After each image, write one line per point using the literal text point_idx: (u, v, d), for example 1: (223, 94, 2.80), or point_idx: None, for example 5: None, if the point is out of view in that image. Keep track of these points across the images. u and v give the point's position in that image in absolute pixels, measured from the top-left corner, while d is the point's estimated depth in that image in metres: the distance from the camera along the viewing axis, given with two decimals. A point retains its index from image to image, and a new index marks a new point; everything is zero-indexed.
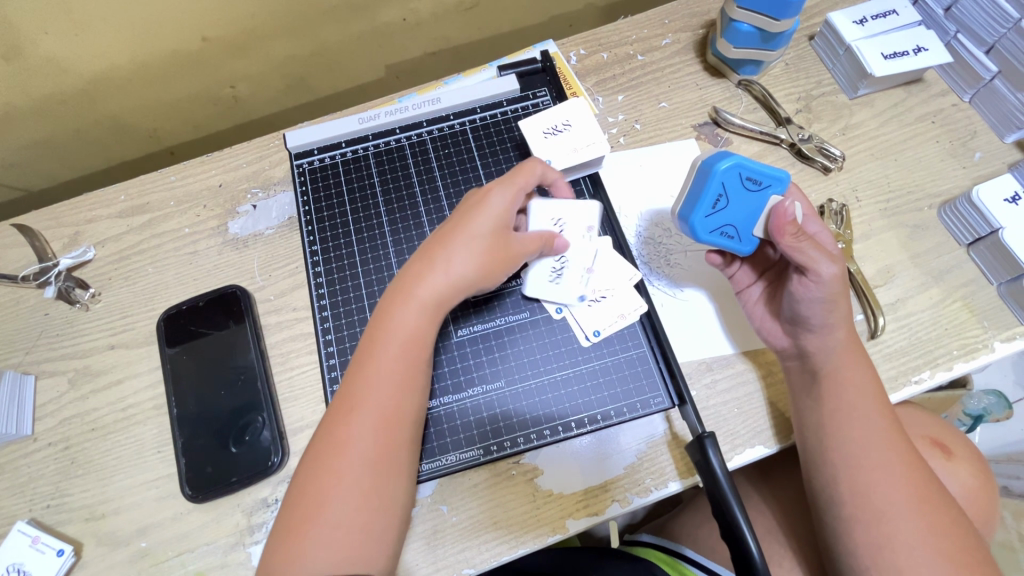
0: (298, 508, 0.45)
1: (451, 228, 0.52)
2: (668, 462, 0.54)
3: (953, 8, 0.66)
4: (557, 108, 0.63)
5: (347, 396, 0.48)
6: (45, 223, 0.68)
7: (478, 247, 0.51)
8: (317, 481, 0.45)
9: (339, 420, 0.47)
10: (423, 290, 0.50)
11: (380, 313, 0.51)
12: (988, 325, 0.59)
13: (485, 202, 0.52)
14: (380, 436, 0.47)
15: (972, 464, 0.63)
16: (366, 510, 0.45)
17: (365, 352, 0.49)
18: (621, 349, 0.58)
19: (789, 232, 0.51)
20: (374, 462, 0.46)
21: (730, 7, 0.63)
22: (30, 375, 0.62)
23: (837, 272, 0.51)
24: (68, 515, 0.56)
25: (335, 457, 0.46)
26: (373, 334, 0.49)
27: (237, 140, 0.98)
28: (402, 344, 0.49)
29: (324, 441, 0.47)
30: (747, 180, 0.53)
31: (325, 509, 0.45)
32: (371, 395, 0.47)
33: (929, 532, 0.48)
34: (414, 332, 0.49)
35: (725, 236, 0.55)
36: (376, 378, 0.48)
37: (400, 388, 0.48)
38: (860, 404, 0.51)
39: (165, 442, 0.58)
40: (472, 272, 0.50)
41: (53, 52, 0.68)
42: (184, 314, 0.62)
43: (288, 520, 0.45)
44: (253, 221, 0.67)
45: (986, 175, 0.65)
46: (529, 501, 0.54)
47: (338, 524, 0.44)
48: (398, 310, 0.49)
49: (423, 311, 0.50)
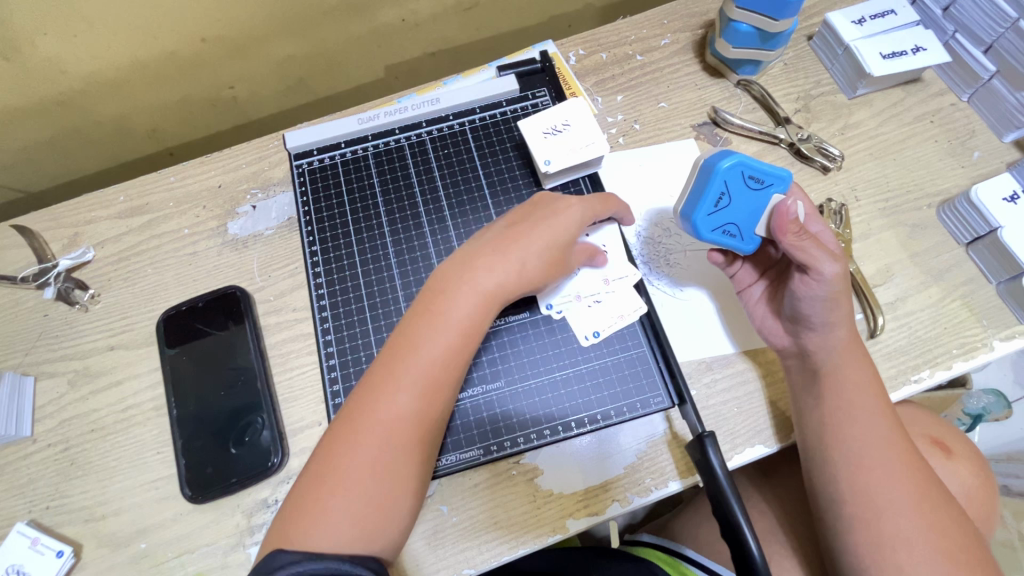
0: (321, 481, 0.45)
1: (523, 225, 0.54)
2: (669, 462, 0.54)
3: (951, 7, 0.66)
4: (557, 108, 0.62)
5: (396, 371, 0.48)
6: (44, 224, 0.68)
7: (548, 252, 0.53)
8: (355, 453, 0.45)
9: (387, 394, 0.47)
10: (487, 280, 0.51)
11: (437, 292, 0.51)
12: (987, 324, 0.59)
13: (566, 211, 0.55)
14: (427, 419, 0.48)
15: (971, 462, 0.63)
16: (396, 489, 0.45)
17: (419, 331, 0.49)
18: (621, 349, 0.58)
19: (791, 231, 0.51)
20: (414, 443, 0.47)
21: (729, 7, 0.63)
22: (30, 377, 0.61)
23: (840, 271, 0.51)
24: (67, 517, 0.56)
25: (380, 432, 0.46)
26: (429, 313, 0.50)
27: (236, 141, 0.98)
28: (460, 330, 0.49)
29: (368, 414, 0.46)
30: (749, 179, 0.53)
31: (357, 482, 0.44)
32: (422, 375, 0.48)
33: (929, 530, 0.48)
34: (469, 321, 0.50)
35: (727, 234, 0.55)
36: (429, 360, 0.48)
37: (450, 376, 0.49)
38: (861, 402, 0.51)
39: (165, 443, 0.58)
40: (535, 273, 0.53)
41: (52, 53, 0.68)
42: (183, 314, 0.62)
43: (309, 491, 0.45)
44: (252, 221, 0.67)
45: (984, 174, 0.65)
46: (529, 501, 0.54)
47: (367, 502, 0.44)
48: (460, 294, 0.50)
49: (483, 301, 0.50)
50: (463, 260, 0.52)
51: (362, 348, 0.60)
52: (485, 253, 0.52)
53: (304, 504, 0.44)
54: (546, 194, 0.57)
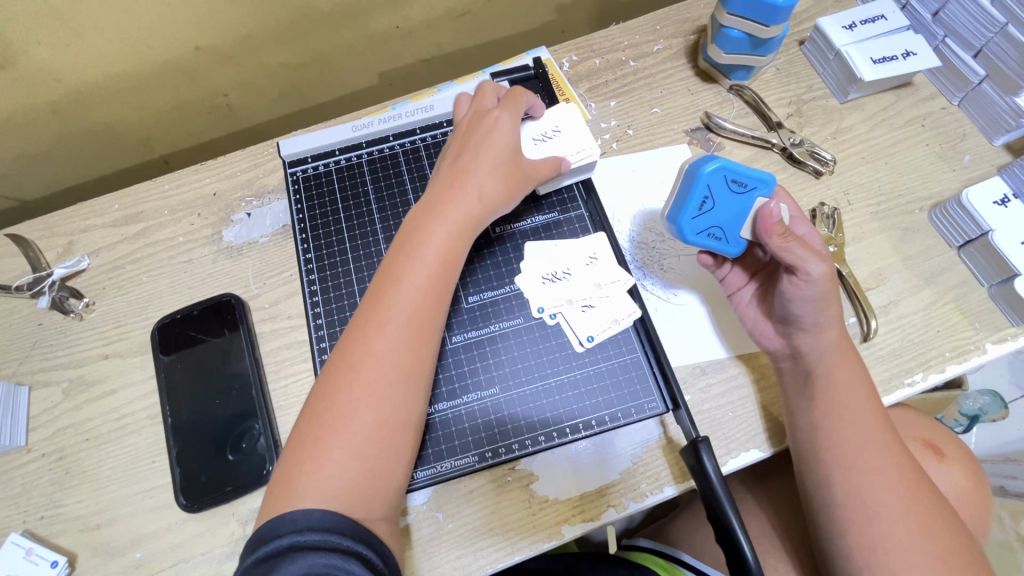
0: (317, 422, 0.45)
1: (472, 150, 0.56)
2: (663, 467, 0.55)
3: (941, 12, 0.66)
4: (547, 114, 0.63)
5: (379, 304, 0.49)
6: (39, 233, 0.68)
7: (499, 167, 0.56)
8: (348, 385, 0.46)
9: (374, 326, 0.48)
10: (456, 212, 0.54)
11: (411, 231, 0.53)
12: (979, 326, 0.59)
13: (495, 123, 0.58)
14: (414, 345, 0.48)
15: (964, 466, 0.63)
16: (393, 418, 0.46)
17: (395, 266, 0.51)
18: (615, 355, 0.58)
19: (776, 232, 0.51)
20: (405, 370, 0.48)
21: (720, 13, 0.63)
22: (24, 386, 0.61)
23: (826, 271, 0.51)
24: (62, 527, 0.56)
25: (369, 362, 0.47)
26: (406, 249, 0.52)
27: (232, 147, 0.98)
28: (437, 259, 0.51)
29: (355, 347, 0.48)
30: (733, 183, 0.53)
31: (352, 411, 0.45)
32: (404, 305, 0.49)
33: (921, 534, 0.48)
34: (446, 251, 0.52)
35: (712, 238, 0.56)
36: (411, 289, 0.50)
37: (432, 305, 0.50)
38: (852, 404, 0.51)
39: (160, 451, 0.58)
40: (498, 195, 0.56)
41: (47, 62, 0.69)
42: (178, 323, 0.62)
43: (308, 434, 0.45)
44: (247, 229, 0.67)
45: (976, 177, 0.66)
46: (525, 507, 0.54)
47: (364, 432, 0.45)
48: (432, 228, 0.53)
49: (455, 231, 0.53)
50: (432, 202, 0.55)
51: None
52: (450, 187, 0.55)
53: (302, 448, 0.45)
54: (468, 116, 0.60)
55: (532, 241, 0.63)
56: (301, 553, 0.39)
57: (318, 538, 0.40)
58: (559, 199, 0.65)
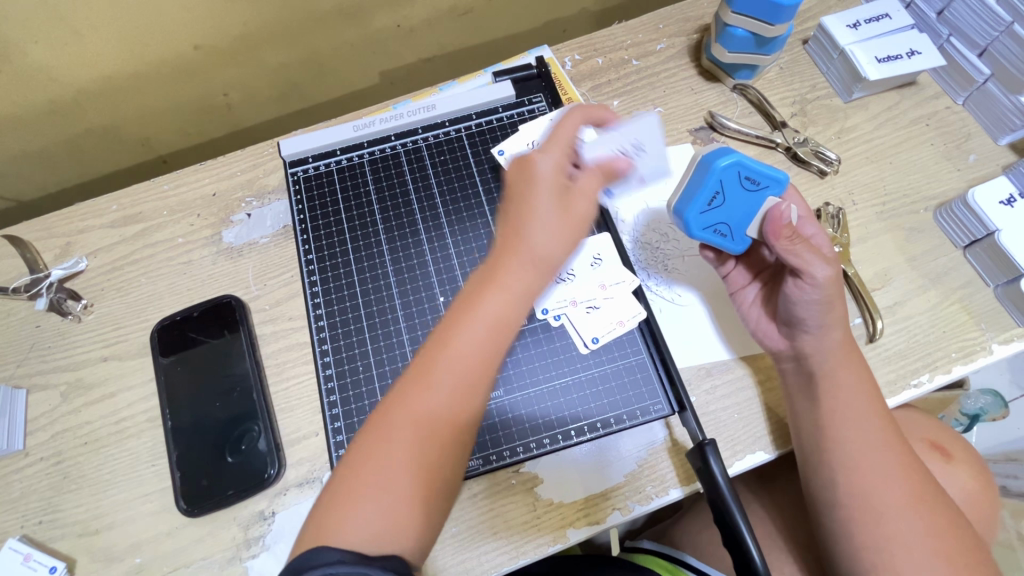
0: (351, 478, 0.43)
1: (528, 199, 0.50)
2: (670, 469, 0.54)
3: (946, 11, 0.66)
4: (625, 128, 0.58)
5: (428, 368, 0.46)
6: (37, 234, 0.67)
7: (558, 219, 0.49)
8: (389, 449, 0.43)
9: (420, 390, 0.45)
10: (513, 277, 0.47)
11: (466, 292, 0.48)
12: (986, 327, 0.59)
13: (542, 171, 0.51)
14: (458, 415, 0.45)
15: (971, 467, 0.63)
16: (430, 487, 0.44)
17: (448, 328, 0.46)
18: (620, 357, 0.58)
19: (785, 235, 0.50)
20: (446, 441, 0.45)
21: (725, 12, 0.63)
22: (22, 389, 0.61)
23: (832, 275, 0.51)
24: (61, 531, 0.55)
25: (410, 428, 0.44)
26: (461, 311, 0.47)
27: (232, 147, 0.97)
28: (489, 327, 0.46)
29: (399, 410, 0.44)
30: (745, 180, 0.52)
31: (388, 476, 0.42)
32: (452, 375, 0.45)
33: (928, 534, 0.48)
34: (501, 318, 0.47)
35: (717, 234, 0.55)
36: (460, 356, 0.45)
37: (481, 374, 0.46)
38: (858, 405, 0.51)
39: (160, 455, 0.57)
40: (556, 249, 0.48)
41: (44, 61, 0.68)
42: (178, 324, 0.61)
43: (341, 486, 0.43)
44: (247, 230, 0.66)
45: (981, 176, 0.65)
46: (529, 510, 0.53)
47: (398, 497, 0.42)
48: (489, 293, 0.47)
49: (513, 299, 0.47)
50: (490, 260, 0.49)
51: (359, 357, 0.59)
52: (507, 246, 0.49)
53: (333, 504, 0.42)
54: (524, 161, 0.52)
55: None
56: None
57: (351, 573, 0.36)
58: None
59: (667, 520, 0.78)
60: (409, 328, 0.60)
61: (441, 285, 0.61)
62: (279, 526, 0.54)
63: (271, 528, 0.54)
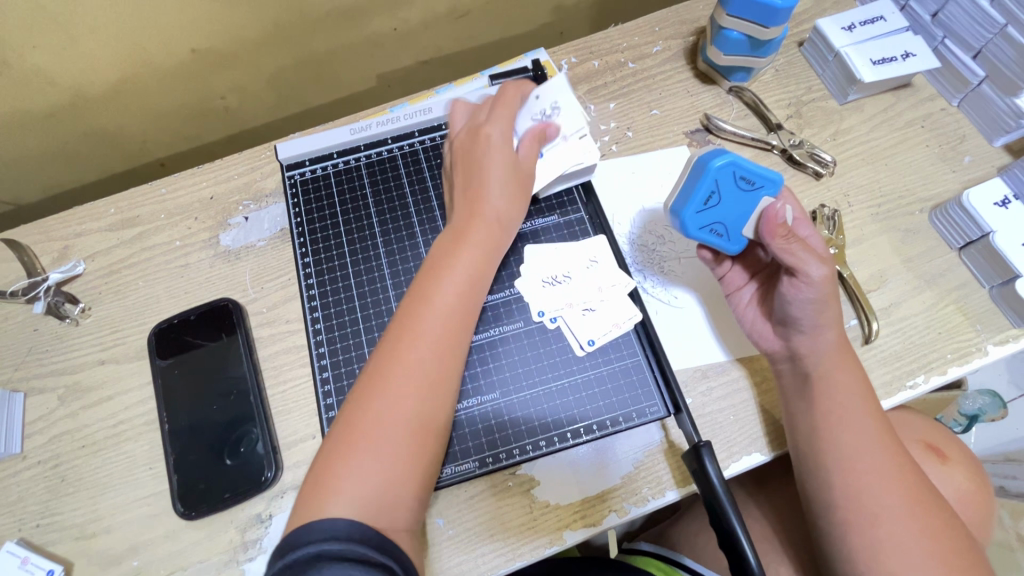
0: (348, 435, 0.45)
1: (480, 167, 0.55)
2: (665, 471, 0.54)
3: (940, 13, 0.66)
4: (543, 89, 0.59)
5: (411, 323, 0.49)
6: (34, 237, 0.68)
7: (510, 181, 0.55)
8: (383, 399, 0.46)
9: (403, 343, 0.48)
10: (478, 234, 0.53)
11: (438, 255, 0.53)
12: (981, 328, 0.59)
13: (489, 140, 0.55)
14: (440, 363, 0.49)
15: (966, 468, 0.63)
16: (424, 431, 0.47)
17: (426, 286, 0.51)
18: (616, 359, 0.58)
19: (780, 233, 0.51)
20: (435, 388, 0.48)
21: (720, 14, 0.63)
22: (19, 393, 0.61)
23: (827, 275, 0.51)
24: (58, 535, 0.55)
25: (403, 376, 0.47)
26: (436, 270, 0.52)
27: (230, 150, 0.97)
28: (463, 281, 0.52)
29: (383, 363, 0.48)
30: (741, 180, 0.52)
31: (380, 426, 0.45)
32: (434, 326, 0.49)
33: (923, 536, 0.48)
34: (474, 272, 0.52)
35: (714, 233, 0.55)
36: (440, 309, 0.50)
37: (461, 323, 0.51)
38: (853, 406, 0.51)
39: (157, 458, 0.57)
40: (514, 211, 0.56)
41: (41, 65, 0.68)
42: (175, 327, 0.61)
43: (338, 447, 0.45)
44: (245, 233, 0.66)
45: (976, 178, 0.65)
46: (526, 512, 0.54)
47: (396, 441, 0.45)
48: (458, 251, 0.52)
49: (482, 253, 0.53)
50: (455, 226, 0.55)
51: (356, 360, 0.59)
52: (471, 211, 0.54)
53: (334, 462, 0.44)
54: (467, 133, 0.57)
55: (532, 244, 0.63)
56: (328, 564, 0.39)
57: (342, 548, 0.39)
58: (558, 201, 0.65)
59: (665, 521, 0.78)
60: None
61: None
62: (275, 529, 0.54)
63: (268, 531, 0.54)
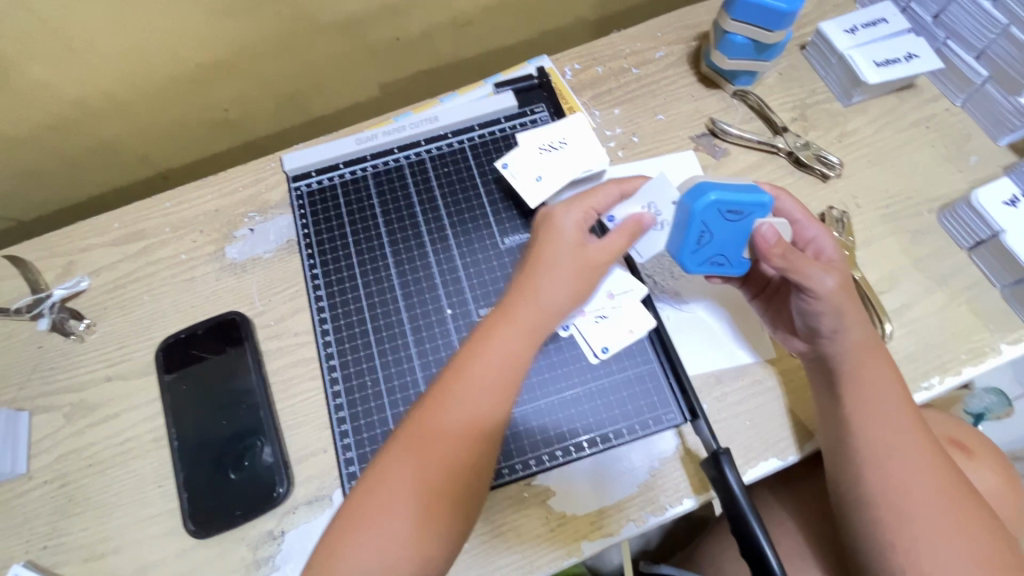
0: (363, 500, 0.45)
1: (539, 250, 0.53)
2: (682, 479, 0.54)
3: (942, 15, 0.67)
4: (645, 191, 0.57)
5: (440, 398, 0.48)
6: (38, 254, 0.67)
7: (574, 271, 0.51)
8: (401, 472, 0.45)
9: (429, 420, 0.47)
10: (523, 316, 0.50)
11: (481, 329, 0.51)
12: (994, 327, 0.59)
13: (559, 222, 0.53)
14: (465, 447, 0.46)
15: (993, 465, 0.62)
16: (438, 514, 0.45)
17: (463, 362, 0.49)
18: (630, 366, 0.58)
19: (776, 254, 0.50)
20: (455, 469, 0.46)
21: (723, 19, 0.63)
22: (25, 412, 0.60)
23: (835, 284, 0.51)
24: (67, 556, 0.54)
25: (423, 453, 0.46)
26: (475, 347, 0.50)
27: (233, 163, 0.96)
28: (502, 364, 0.49)
29: (408, 437, 0.47)
30: (727, 213, 0.51)
31: (390, 500, 0.44)
32: (462, 409, 0.47)
33: (958, 533, 0.47)
34: (513, 354, 0.49)
35: (717, 265, 0.54)
36: (471, 387, 0.48)
37: (491, 409, 0.48)
38: (878, 401, 0.50)
39: (166, 476, 0.57)
40: (568, 296, 0.51)
41: (44, 80, 0.68)
42: (183, 342, 0.61)
43: (354, 513, 0.45)
44: (251, 245, 0.66)
45: (983, 177, 0.65)
46: (543, 524, 0.53)
47: (402, 518, 0.44)
48: (500, 330, 0.50)
49: (522, 337, 0.50)
50: (505, 302, 0.52)
51: (367, 372, 0.58)
52: (522, 288, 0.52)
53: (349, 525, 0.44)
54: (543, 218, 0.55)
55: None
56: None
57: None
58: None
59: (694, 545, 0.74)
60: (417, 342, 0.59)
61: (448, 298, 0.61)
62: (288, 545, 0.54)
63: (281, 548, 0.54)
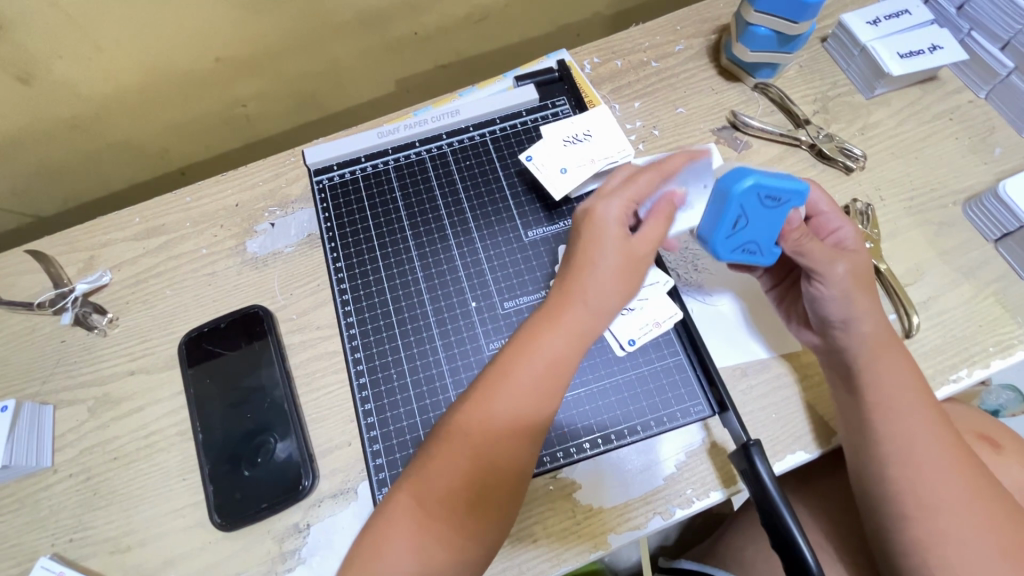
0: (400, 497, 0.45)
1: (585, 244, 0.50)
2: (709, 472, 0.53)
3: (966, 6, 0.66)
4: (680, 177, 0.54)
5: (483, 402, 0.46)
6: (59, 249, 0.67)
7: (622, 269, 0.48)
8: (442, 474, 0.45)
9: (471, 423, 0.46)
10: (570, 319, 0.48)
11: (526, 330, 0.49)
12: (1022, 320, 0.58)
13: (606, 214, 0.49)
14: (507, 450, 0.46)
15: (1021, 459, 0.61)
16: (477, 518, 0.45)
17: (506, 364, 0.47)
18: (656, 358, 0.57)
19: (793, 236, 0.52)
20: (495, 472, 0.46)
21: (747, 11, 0.63)
22: (49, 406, 0.60)
23: (844, 271, 0.51)
24: (93, 549, 0.54)
25: (464, 457, 0.45)
26: (520, 349, 0.48)
27: (249, 159, 0.96)
28: (548, 370, 0.47)
29: (449, 439, 0.46)
30: (766, 198, 0.51)
31: (427, 501, 0.45)
32: (505, 413, 0.46)
33: (987, 530, 0.46)
34: (559, 359, 0.47)
35: (749, 252, 0.53)
36: (515, 392, 0.46)
37: (535, 412, 0.47)
38: (906, 396, 0.50)
39: (191, 469, 0.57)
40: (614, 297, 0.48)
41: (66, 76, 0.68)
42: (205, 336, 0.61)
43: (390, 509, 0.45)
44: (272, 239, 0.66)
45: (1008, 169, 0.65)
46: (569, 517, 0.53)
47: (440, 517, 0.44)
48: (546, 333, 0.48)
49: (569, 341, 0.48)
50: (551, 303, 0.50)
51: (392, 365, 0.58)
52: (568, 287, 0.49)
53: (386, 524, 0.45)
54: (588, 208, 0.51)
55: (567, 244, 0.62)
56: None
57: None
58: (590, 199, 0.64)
59: (709, 536, 0.74)
60: (442, 335, 0.59)
61: (472, 291, 0.61)
62: (314, 538, 0.53)
63: (306, 541, 0.53)
